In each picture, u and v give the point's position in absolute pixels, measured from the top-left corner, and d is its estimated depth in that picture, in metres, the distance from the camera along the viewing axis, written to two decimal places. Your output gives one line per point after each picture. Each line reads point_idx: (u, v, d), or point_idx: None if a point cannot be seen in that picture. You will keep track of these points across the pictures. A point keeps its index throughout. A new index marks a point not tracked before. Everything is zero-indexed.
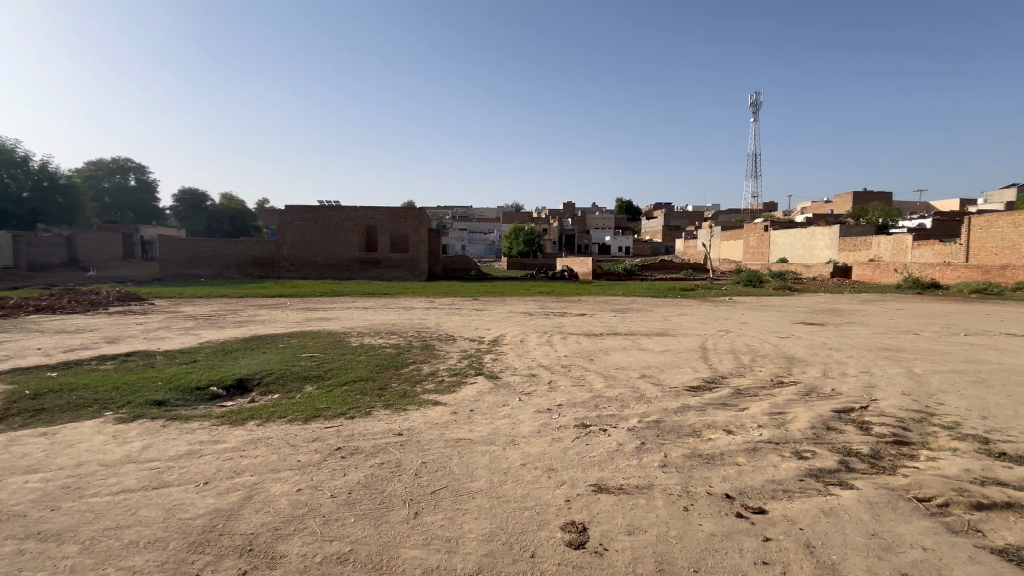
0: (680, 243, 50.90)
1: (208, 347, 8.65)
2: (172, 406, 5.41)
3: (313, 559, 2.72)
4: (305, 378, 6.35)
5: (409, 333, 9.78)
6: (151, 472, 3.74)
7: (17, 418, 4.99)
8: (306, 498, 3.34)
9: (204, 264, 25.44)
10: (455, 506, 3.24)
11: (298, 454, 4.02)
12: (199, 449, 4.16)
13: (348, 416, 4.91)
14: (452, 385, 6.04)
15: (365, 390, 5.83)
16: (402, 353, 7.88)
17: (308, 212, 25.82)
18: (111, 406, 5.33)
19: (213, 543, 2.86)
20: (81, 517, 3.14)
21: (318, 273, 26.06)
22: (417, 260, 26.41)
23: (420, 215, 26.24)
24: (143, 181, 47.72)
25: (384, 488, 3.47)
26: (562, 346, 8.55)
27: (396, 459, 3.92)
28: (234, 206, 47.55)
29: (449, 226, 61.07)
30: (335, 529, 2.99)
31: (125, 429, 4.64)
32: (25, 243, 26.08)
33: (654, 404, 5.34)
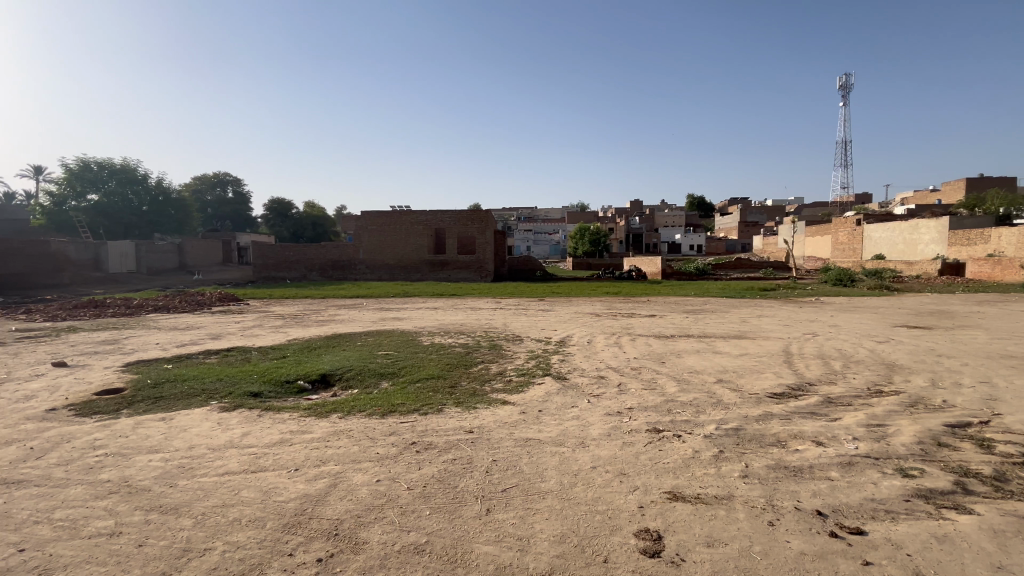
0: (758, 240, 47.86)
1: (294, 344, 9.36)
2: (266, 397, 5.92)
3: (392, 548, 2.85)
4: (382, 374, 6.69)
5: (477, 333, 10.01)
6: (249, 457, 4.11)
7: (141, 404, 5.69)
8: (384, 488, 3.52)
9: (291, 267, 27.55)
10: (526, 505, 3.26)
11: (376, 447, 4.23)
12: (289, 438, 4.52)
13: (422, 412, 5.10)
14: (520, 385, 6.09)
15: (437, 388, 6.03)
16: (471, 352, 8.08)
17: (382, 217, 27.18)
18: (215, 395, 5.93)
19: (303, 525, 3.09)
20: (193, 494, 3.51)
21: (390, 275, 27.37)
22: (483, 261, 26.93)
23: (486, 218, 26.78)
24: (239, 194, 52.50)
25: (457, 483, 3.57)
26: (631, 348, 8.34)
27: (468, 456, 4.02)
28: (315, 214, 51.26)
29: (514, 227, 61.64)
30: (411, 520, 3.11)
31: (227, 417, 5.14)
32: (145, 251, 29.70)
33: (732, 410, 5.06)
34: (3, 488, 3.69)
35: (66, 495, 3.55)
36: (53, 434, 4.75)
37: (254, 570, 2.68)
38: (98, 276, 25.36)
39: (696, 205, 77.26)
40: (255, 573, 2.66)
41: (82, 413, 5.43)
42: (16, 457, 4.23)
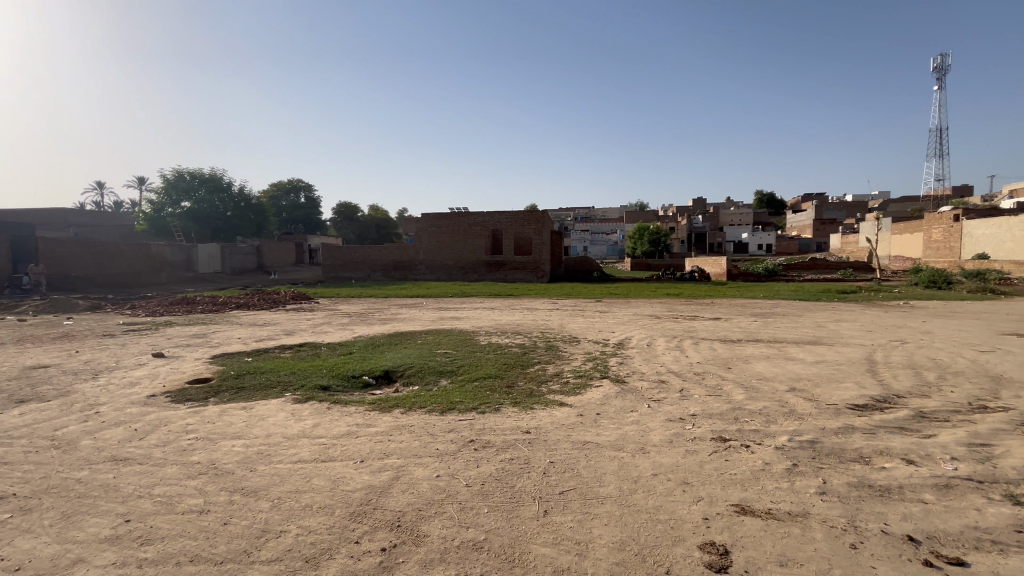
0: (835, 239, 44.41)
1: (360, 341, 9.82)
2: (334, 391, 6.26)
3: (452, 543, 2.91)
4: (441, 373, 6.85)
5: (533, 334, 10.02)
6: (320, 447, 4.35)
7: (226, 393, 6.20)
8: (444, 484, 3.60)
9: (356, 268, 28.90)
10: (584, 510, 3.21)
11: (436, 443, 4.34)
12: (355, 431, 4.73)
13: (480, 411, 5.17)
14: (578, 387, 6.00)
15: (494, 387, 6.09)
16: (528, 353, 8.10)
17: (441, 219, 27.91)
18: (289, 388, 6.33)
19: (368, 515, 3.22)
20: (270, 479, 3.77)
21: (449, 275, 28.04)
22: (540, 262, 26.95)
23: (543, 218, 26.85)
24: (310, 199, 55.86)
25: (514, 482, 3.59)
26: (693, 352, 8.01)
27: (525, 456, 4.02)
28: (379, 217, 53.66)
29: (571, 228, 61.21)
30: (470, 516, 3.16)
31: (300, 409, 5.48)
32: (229, 252, 32.28)
33: (808, 422, 4.70)
34: (113, 464, 4.16)
35: (164, 473, 3.93)
36: (154, 417, 5.29)
37: (324, 554, 2.83)
38: (190, 276, 27.90)
39: (765, 202, 72.89)
40: (325, 557, 2.80)
41: (177, 399, 6.00)
42: (123, 438, 4.75)
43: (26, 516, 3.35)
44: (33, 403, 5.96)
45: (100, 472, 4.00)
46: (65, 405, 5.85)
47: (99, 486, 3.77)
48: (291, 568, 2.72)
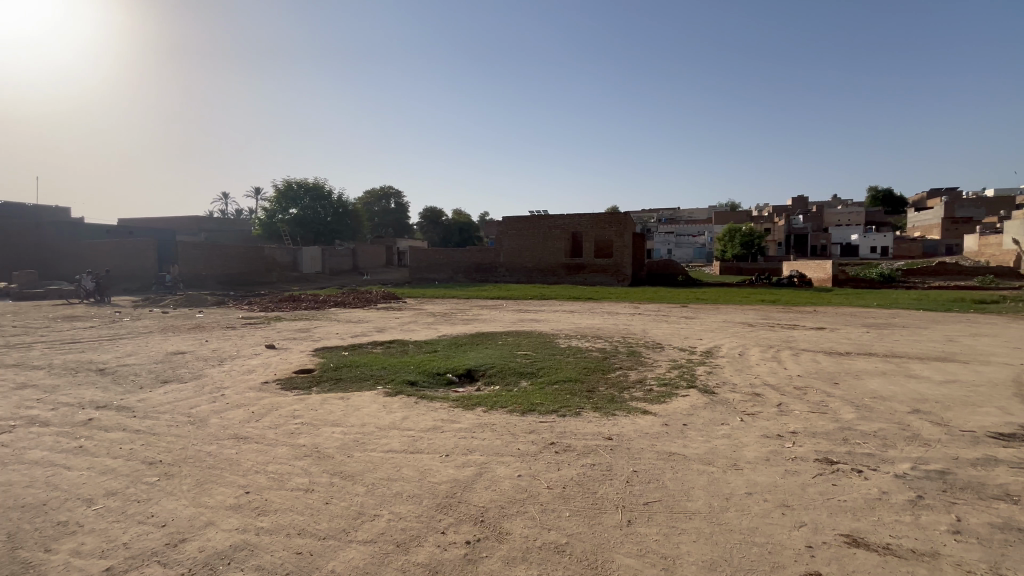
0: (971, 241, 38.47)
1: (444, 340, 10.23)
2: (421, 387, 6.58)
3: (534, 543, 2.94)
4: (521, 374, 6.94)
5: (614, 338, 9.81)
6: (409, 439, 4.59)
7: (326, 383, 6.77)
8: (525, 484, 3.64)
9: (440, 270, 30.08)
10: (670, 523, 3.08)
11: (518, 443, 4.40)
12: (441, 426, 4.93)
13: (560, 414, 5.17)
14: (662, 396, 5.77)
15: (574, 391, 6.04)
16: (608, 358, 7.93)
17: (521, 222, 28.23)
18: (381, 382, 6.77)
19: (454, 507, 3.35)
20: (365, 465, 4.06)
21: (528, 278, 28.28)
22: (621, 264, 26.30)
23: (625, 220, 26.23)
24: (400, 205, 59.26)
25: (597, 488, 3.54)
26: (793, 363, 7.36)
27: (607, 463, 3.95)
28: (462, 221, 55.65)
29: (654, 230, 59.13)
30: (552, 519, 3.17)
31: (391, 401, 5.83)
32: (327, 254, 35.11)
33: (936, 449, 4.13)
34: (235, 441, 4.71)
35: (276, 453, 4.38)
36: (267, 402, 5.91)
37: (413, 541, 2.99)
38: (294, 277, 30.70)
39: (880, 198, 65.10)
40: (414, 543, 2.96)
41: (286, 387, 6.67)
42: (243, 418, 5.36)
43: (169, 480, 3.91)
44: (174, 383, 6.93)
45: (225, 448, 4.55)
46: (198, 387, 6.74)
47: (224, 459, 4.29)
48: (384, 550, 2.90)
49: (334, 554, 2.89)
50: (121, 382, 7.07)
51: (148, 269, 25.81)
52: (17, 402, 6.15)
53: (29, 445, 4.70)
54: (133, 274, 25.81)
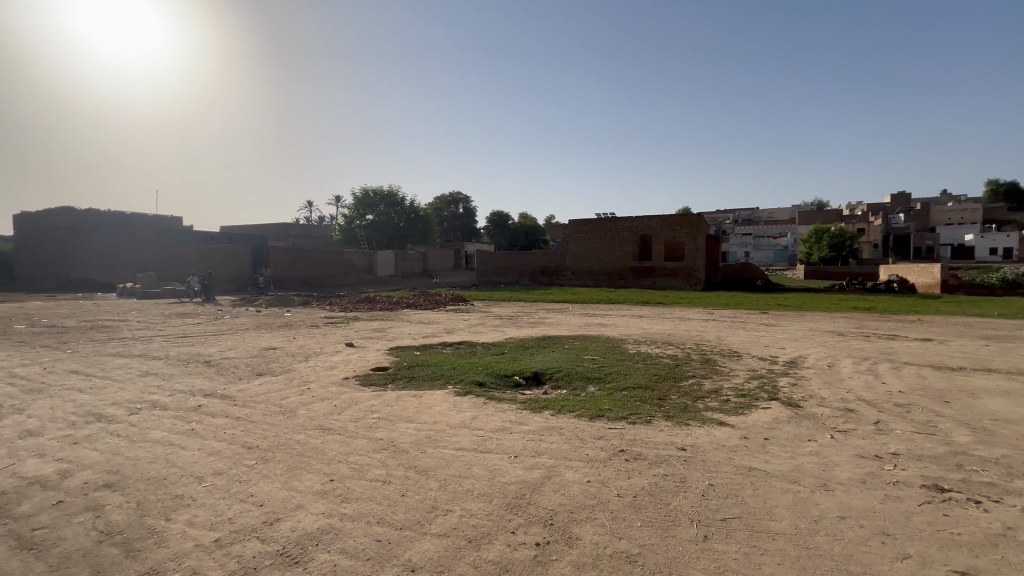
0: None
1: (510, 342, 10.36)
2: (489, 388, 6.72)
3: (604, 550, 2.90)
4: (589, 379, 6.86)
5: (686, 345, 9.42)
6: (478, 439, 4.70)
7: (400, 381, 7.10)
8: (595, 490, 3.60)
9: (506, 273, 30.43)
10: (752, 542, 2.92)
11: (586, 449, 4.36)
12: (510, 427, 5.01)
13: (630, 421, 5.05)
14: (740, 407, 5.46)
15: (644, 398, 5.87)
16: (680, 365, 7.62)
17: (588, 224, 27.90)
18: (450, 381, 7.01)
19: (524, 508, 3.38)
20: (438, 461, 4.22)
21: (594, 281, 27.88)
22: (694, 268, 25.19)
23: (698, 221, 25.14)
24: (468, 210, 60.82)
25: (670, 500, 3.42)
26: (892, 378, 6.67)
27: (680, 474, 3.80)
28: (529, 225, 56.08)
29: (729, 232, 55.99)
30: (623, 527, 3.11)
31: (460, 401, 6.00)
32: (400, 258, 36.79)
33: None
34: (320, 431, 5.08)
35: (356, 445, 4.67)
36: (347, 397, 6.31)
37: (483, 538, 3.06)
38: (370, 279, 32.45)
39: (1002, 193, 57.19)
40: (485, 541, 3.03)
41: (364, 383, 7.10)
42: (327, 411, 5.78)
43: (265, 464, 4.29)
44: (267, 376, 7.62)
45: (311, 437, 4.92)
46: (287, 380, 7.34)
47: (311, 448, 4.64)
48: (456, 544, 3.00)
49: (410, 544, 3.03)
50: (223, 373, 7.88)
51: (244, 270, 28.46)
52: (141, 387, 7.05)
53: (152, 426, 5.37)
54: (232, 275, 28.59)
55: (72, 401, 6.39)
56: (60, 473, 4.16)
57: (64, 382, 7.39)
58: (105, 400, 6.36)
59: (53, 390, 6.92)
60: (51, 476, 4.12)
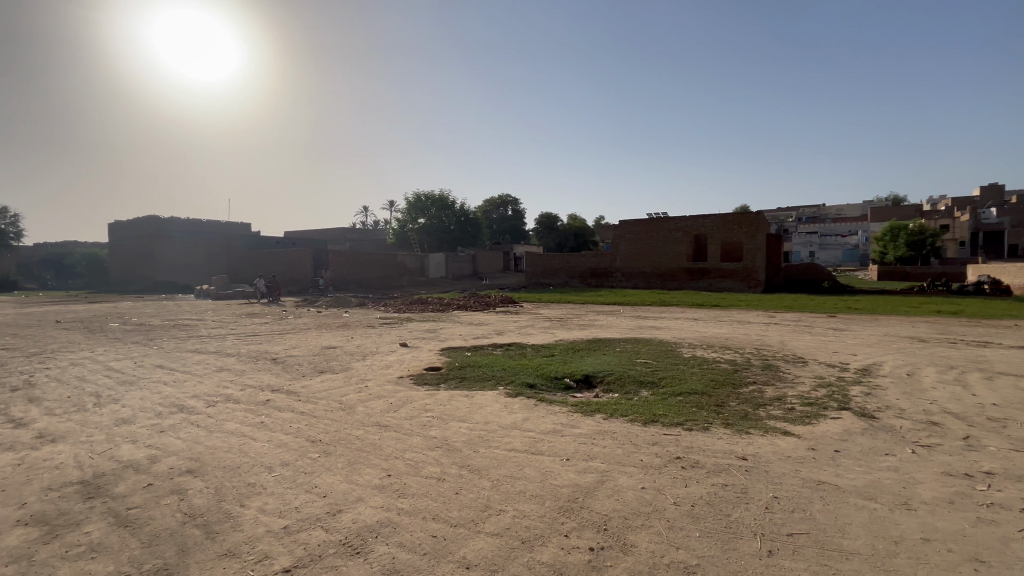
0: None
1: (560, 344, 10.29)
2: (539, 390, 6.72)
3: (661, 560, 2.82)
4: (642, 383, 6.70)
5: (746, 350, 9.00)
6: (530, 440, 4.72)
7: (452, 381, 7.26)
8: (650, 497, 3.52)
9: (555, 275, 30.25)
10: (822, 561, 2.74)
11: (640, 454, 4.27)
12: (561, 429, 4.99)
13: (687, 427, 4.89)
14: (806, 416, 5.15)
15: (701, 404, 5.66)
16: (740, 371, 7.28)
17: (639, 225, 27.28)
18: (501, 382, 7.07)
19: (577, 512, 3.36)
20: (490, 461, 4.27)
21: (646, 283, 27.21)
22: (753, 269, 24.03)
23: (757, 220, 24.01)
24: (517, 212, 61.21)
25: (730, 511, 3.28)
26: (983, 389, 6.05)
27: (742, 485, 3.63)
28: (578, 225, 55.66)
29: (792, 230, 52.94)
30: (680, 537, 3.02)
31: (511, 402, 6.04)
32: (450, 260, 37.58)
33: None
34: (378, 427, 5.28)
35: (411, 442, 4.81)
36: (402, 395, 6.52)
37: (537, 539, 3.06)
38: (422, 281, 33.34)
39: None
40: (538, 542, 3.03)
41: (418, 382, 7.31)
42: (383, 408, 5.99)
43: (328, 457, 4.51)
44: (328, 373, 8.01)
45: (369, 433, 5.12)
46: (346, 378, 7.69)
47: (369, 443, 4.83)
48: (510, 544, 3.02)
49: (464, 541, 3.09)
50: (288, 370, 8.37)
51: (305, 273, 30.06)
52: (217, 381, 7.61)
53: (226, 417, 5.79)
54: (295, 278, 30.33)
55: (159, 392, 7.02)
56: (150, 459, 4.57)
57: (152, 375, 8.12)
58: (186, 393, 6.92)
59: (143, 382, 7.61)
60: (142, 460, 4.53)
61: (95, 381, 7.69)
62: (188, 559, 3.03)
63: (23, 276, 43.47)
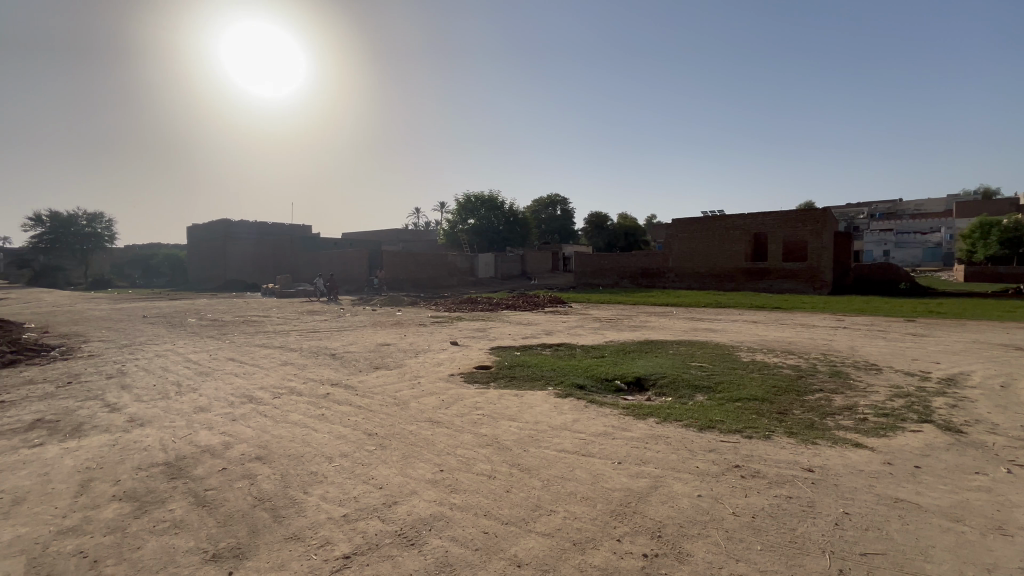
0: None
1: (611, 346, 10.10)
2: (589, 391, 6.65)
3: (719, 571, 2.72)
4: (697, 387, 6.46)
5: (811, 355, 8.46)
6: (581, 441, 4.68)
7: (502, 380, 7.32)
8: (707, 506, 3.38)
9: (605, 275, 29.70)
10: None
11: (696, 461, 4.12)
12: (612, 432, 4.91)
13: (746, 435, 4.67)
14: (881, 428, 4.77)
15: (761, 411, 5.39)
16: (805, 377, 6.85)
17: (693, 223, 26.37)
18: (551, 382, 7.05)
19: (629, 517, 3.29)
20: (541, 461, 4.27)
21: (700, 283, 26.24)
22: (819, 269, 22.60)
23: (824, 216, 22.58)
24: (566, 212, 60.82)
25: (795, 525, 3.10)
26: None
27: (808, 498, 3.43)
28: (629, 224, 54.52)
29: (864, 228, 49.22)
30: (740, 549, 2.89)
31: (561, 402, 6.02)
32: (499, 260, 37.90)
33: None
34: (431, 423, 5.42)
35: (463, 439, 4.89)
36: (453, 392, 6.65)
37: (588, 542, 3.03)
38: (471, 281, 33.90)
39: None
40: (590, 545, 3.00)
41: (469, 379, 7.44)
42: (435, 405, 6.14)
43: (383, 451, 4.68)
44: (383, 370, 8.30)
45: (422, 429, 5.26)
46: (400, 374, 7.94)
47: (423, 439, 4.96)
48: (561, 545, 3.01)
49: (515, 539, 3.11)
50: (346, 365, 8.76)
51: (361, 273, 31.35)
52: (282, 375, 8.09)
53: (291, 409, 6.14)
54: (352, 277, 31.71)
55: (232, 383, 7.57)
56: (224, 445, 4.93)
57: (225, 367, 8.76)
58: (255, 384, 7.41)
59: (217, 373, 8.22)
60: (217, 446, 4.90)
61: (176, 371, 8.38)
62: (258, 540, 3.24)
63: (116, 277, 48.11)
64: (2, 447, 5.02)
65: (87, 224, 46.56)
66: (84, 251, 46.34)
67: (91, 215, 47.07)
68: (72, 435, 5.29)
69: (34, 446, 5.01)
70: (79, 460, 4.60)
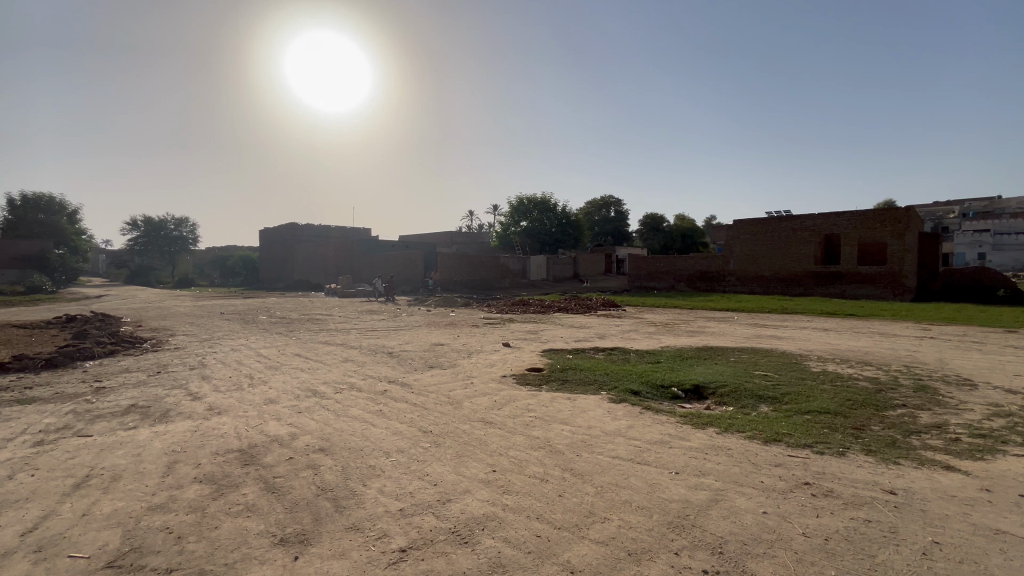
0: None
1: (668, 351, 9.77)
2: (644, 397, 6.46)
3: None
4: (761, 397, 6.11)
5: (891, 367, 7.77)
6: (635, 448, 4.56)
7: (555, 383, 7.26)
8: (774, 524, 3.18)
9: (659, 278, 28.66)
10: None
11: (761, 475, 3.89)
12: (669, 441, 4.73)
13: (817, 451, 4.35)
14: (977, 450, 4.29)
15: (835, 426, 5.01)
16: (885, 391, 6.29)
17: (756, 225, 25.10)
18: (604, 387, 6.91)
19: (687, 530, 3.16)
20: (594, 467, 4.20)
21: (764, 288, 24.86)
22: (900, 273, 20.82)
23: (907, 216, 20.81)
24: (620, 213, 59.65)
25: (875, 551, 2.85)
26: None
27: (889, 523, 3.15)
28: (686, 225, 52.65)
29: (953, 229, 44.75)
30: (811, 572, 2.70)
31: (613, 408, 5.90)
32: (551, 262, 37.79)
33: None
34: (483, 423, 5.48)
35: (515, 440, 4.91)
36: (505, 394, 6.68)
37: (644, 553, 2.94)
38: (524, 283, 34.13)
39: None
40: (646, 556, 2.91)
41: (522, 381, 7.46)
42: (488, 405, 6.19)
43: (437, 448, 4.77)
44: (438, 369, 8.49)
45: (476, 428, 5.32)
46: (454, 374, 8.09)
47: (476, 438, 5.02)
48: (616, 555, 2.94)
49: (568, 545, 3.07)
50: (402, 363, 9.03)
51: (417, 274, 32.21)
52: (344, 371, 8.48)
53: (352, 403, 6.43)
54: (409, 278, 32.69)
55: (298, 377, 8.03)
56: (291, 435, 5.21)
57: (292, 362, 9.30)
58: (319, 379, 7.80)
59: (286, 368, 8.74)
60: (284, 436, 5.19)
61: (249, 365, 9.00)
62: (321, 528, 3.40)
63: (198, 276, 52.45)
64: (103, 428, 5.59)
65: (174, 227, 51.21)
66: (171, 252, 50.97)
67: (178, 219, 51.78)
68: (160, 420, 5.81)
69: (129, 428, 5.55)
70: (166, 443, 5.04)
